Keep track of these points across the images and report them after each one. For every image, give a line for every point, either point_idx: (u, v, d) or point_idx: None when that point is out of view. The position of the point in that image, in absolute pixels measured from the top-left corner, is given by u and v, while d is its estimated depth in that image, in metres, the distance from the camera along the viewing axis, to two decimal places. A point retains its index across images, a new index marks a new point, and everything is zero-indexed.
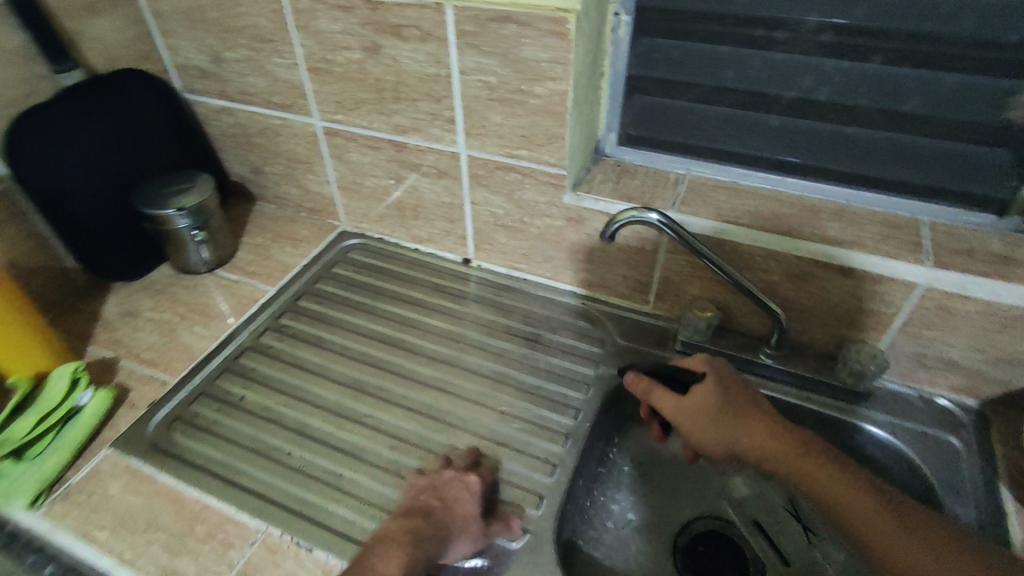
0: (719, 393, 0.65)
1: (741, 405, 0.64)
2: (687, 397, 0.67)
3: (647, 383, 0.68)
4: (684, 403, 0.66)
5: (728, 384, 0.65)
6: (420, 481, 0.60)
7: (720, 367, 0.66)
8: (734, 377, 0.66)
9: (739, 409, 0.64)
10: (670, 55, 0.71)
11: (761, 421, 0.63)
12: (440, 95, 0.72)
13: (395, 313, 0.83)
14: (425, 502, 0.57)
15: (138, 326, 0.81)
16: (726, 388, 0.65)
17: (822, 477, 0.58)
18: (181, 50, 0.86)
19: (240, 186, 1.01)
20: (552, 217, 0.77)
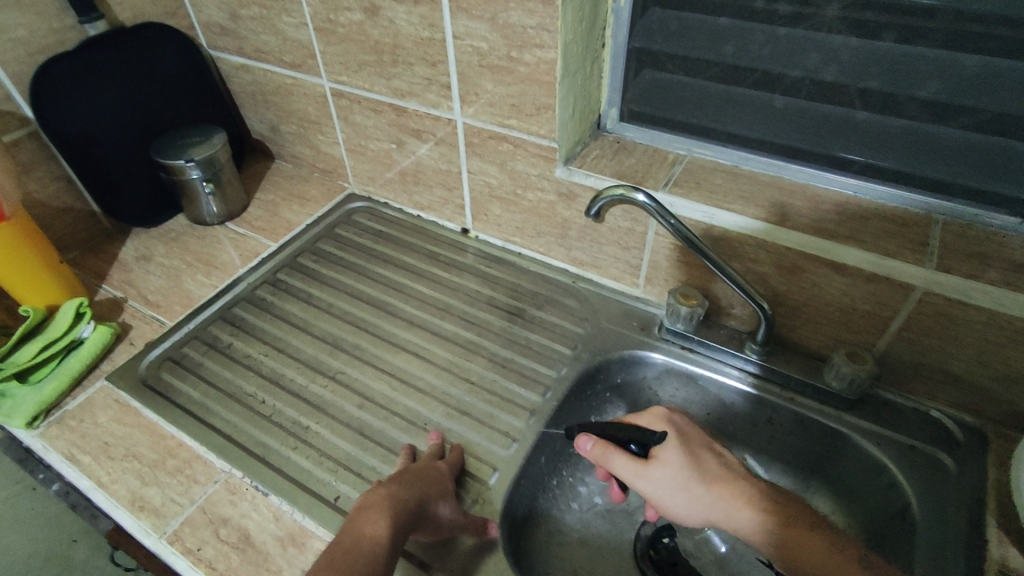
0: (685, 456, 0.55)
1: (713, 472, 0.54)
2: (649, 464, 0.56)
3: (602, 449, 0.57)
4: (646, 471, 0.55)
5: (693, 444, 0.56)
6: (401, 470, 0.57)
7: (680, 422, 0.58)
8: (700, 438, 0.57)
9: (710, 471, 0.55)
10: (669, 28, 0.69)
11: (731, 485, 0.54)
12: (435, 60, 0.72)
13: (386, 277, 0.84)
14: (411, 485, 0.55)
15: (150, 270, 0.86)
16: (690, 449, 0.56)
17: (806, 550, 0.49)
18: (203, 7, 0.88)
19: (260, 144, 1.04)
20: (543, 190, 0.76)
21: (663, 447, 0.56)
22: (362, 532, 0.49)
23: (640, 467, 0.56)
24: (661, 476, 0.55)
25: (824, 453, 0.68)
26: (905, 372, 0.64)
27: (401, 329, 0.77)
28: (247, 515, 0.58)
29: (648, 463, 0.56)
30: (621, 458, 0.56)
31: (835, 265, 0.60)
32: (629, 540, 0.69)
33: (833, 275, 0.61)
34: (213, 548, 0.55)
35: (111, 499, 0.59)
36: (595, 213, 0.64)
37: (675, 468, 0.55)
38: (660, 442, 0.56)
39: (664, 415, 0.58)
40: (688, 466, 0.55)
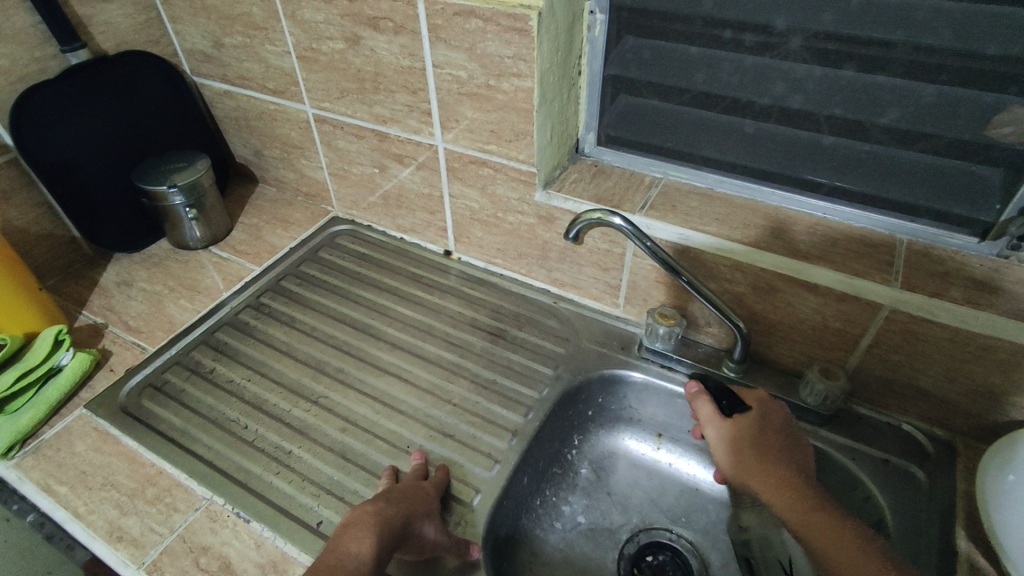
0: (756, 431, 0.60)
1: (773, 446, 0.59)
2: (724, 424, 0.61)
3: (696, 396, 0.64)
4: (719, 428, 0.61)
5: (775, 424, 0.60)
6: (388, 490, 0.57)
7: (773, 405, 0.61)
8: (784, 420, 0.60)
9: (769, 445, 0.59)
10: (642, 56, 0.70)
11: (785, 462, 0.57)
12: (416, 87, 0.73)
13: (369, 300, 0.85)
14: (402, 503, 0.55)
15: (131, 295, 0.86)
16: (767, 428, 0.60)
17: (827, 535, 0.52)
18: (187, 35, 0.89)
19: (244, 168, 1.05)
20: (523, 213, 0.77)
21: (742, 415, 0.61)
22: (346, 549, 0.49)
23: (716, 422, 0.62)
24: (724, 438, 0.61)
25: None
26: (876, 388, 0.66)
27: (384, 352, 0.77)
28: (228, 543, 0.58)
29: (724, 419, 0.61)
30: (706, 407, 0.63)
31: (807, 284, 0.62)
32: (612, 559, 0.69)
33: (805, 295, 0.63)
34: None
35: (89, 529, 0.58)
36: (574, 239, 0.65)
37: (740, 437, 0.60)
38: (745, 409, 0.61)
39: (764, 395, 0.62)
40: (747, 441, 0.59)
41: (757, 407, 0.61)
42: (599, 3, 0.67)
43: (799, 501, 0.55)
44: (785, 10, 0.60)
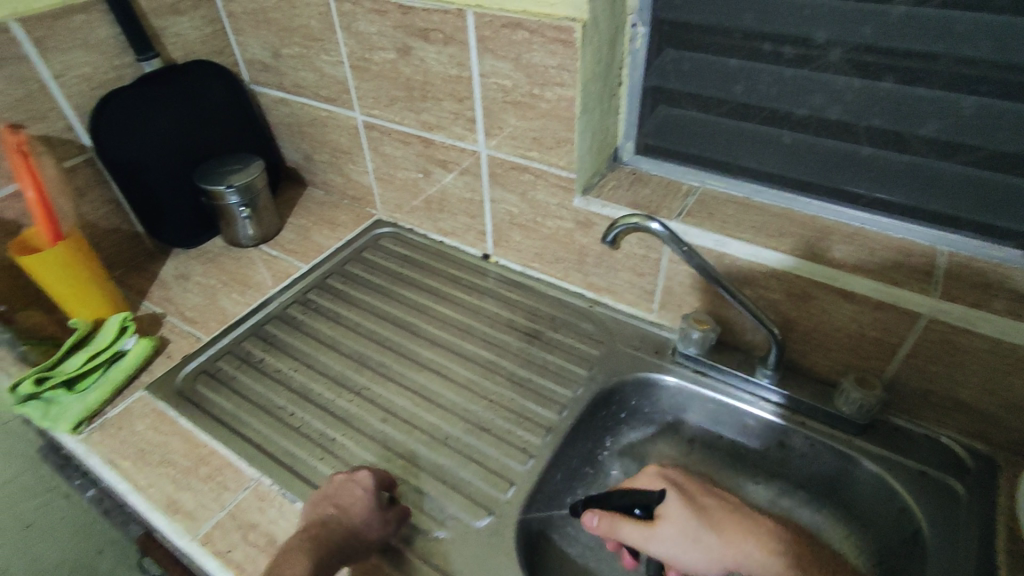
0: (689, 509, 0.58)
1: (716, 521, 0.58)
2: (655, 525, 0.58)
3: (609, 518, 0.60)
4: (656, 532, 0.58)
5: (692, 495, 0.60)
6: (320, 508, 0.57)
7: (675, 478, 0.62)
8: (697, 488, 0.61)
9: (710, 518, 0.58)
10: (682, 67, 0.72)
11: (735, 524, 0.58)
12: (462, 96, 0.77)
13: (410, 299, 0.88)
14: (337, 524, 0.55)
15: (187, 288, 0.91)
16: (690, 498, 0.60)
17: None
18: (248, 46, 0.95)
19: (294, 172, 1.10)
20: (562, 218, 0.80)
21: (666, 504, 0.59)
22: None
23: (652, 531, 0.58)
24: (671, 537, 0.58)
25: (835, 476, 0.69)
26: (913, 399, 0.66)
27: (424, 349, 0.80)
28: (274, 521, 0.61)
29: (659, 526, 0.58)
30: (627, 526, 0.59)
31: (843, 292, 0.63)
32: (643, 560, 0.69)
33: (841, 303, 0.64)
34: (242, 551, 0.58)
35: (148, 501, 0.62)
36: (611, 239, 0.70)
37: (683, 524, 0.58)
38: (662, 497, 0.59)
39: (659, 474, 0.62)
40: (692, 517, 0.58)
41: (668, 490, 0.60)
42: (642, 16, 0.69)
43: (777, 558, 0.56)
44: (826, 22, 0.61)
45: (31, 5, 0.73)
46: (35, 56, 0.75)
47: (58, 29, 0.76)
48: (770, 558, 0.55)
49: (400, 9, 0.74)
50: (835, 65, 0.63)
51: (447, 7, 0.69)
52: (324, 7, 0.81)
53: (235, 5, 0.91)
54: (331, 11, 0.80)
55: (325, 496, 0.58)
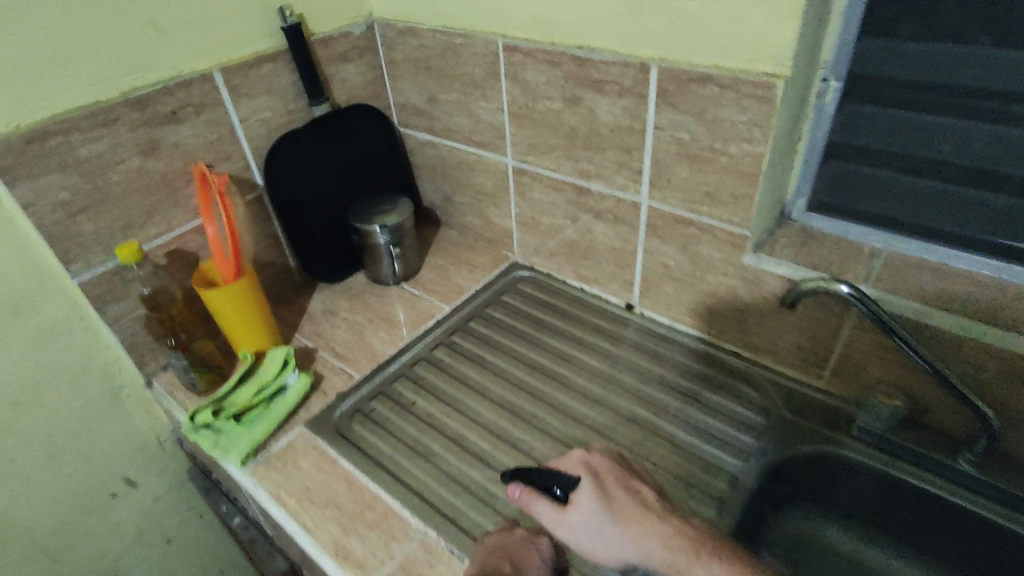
0: (599, 498, 0.57)
1: (620, 512, 0.56)
2: (567, 510, 0.58)
3: (528, 495, 0.60)
4: (564, 517, 0.57)
5: (606, 486, 0.58)
6: (495, 549, 0.58)
7: (597, 465, 0.59)
8: (614, 478, 0.59)
9: (620, 509, 0.57)
10: (876, 124, 0.67)
11: (639, 516, 0.56)
12: (631, 147, 0.75)
13: (555, 347, 0.87)
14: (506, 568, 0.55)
15: (336, 323, 0.93)
16: (602, 489, 0.58)
17: None
18: (403, 91, 0.98)
19: (430, 212, 1.12)
20: (726, 275, 0.76)
21: (578, 490, 0.57)
22: None
23: (560, 516, 0.58)
24: (581, 526, 0.57)
25: None
26: None
27: (575, 402, 0.78)
28: None
29: (566, 511, 0.57)
30: (545, 506, 0.59)
31: None
32: None
33: None
34: None
35: (318, 544, 0.63)
36: (790, 301, 0.68)
37: (591, 514, 0.56)
38: (574, 484, 0.58)
39: (583, 459, 0.60)
40: (602, 511, 0.56)
41: (583, 478, 0.58)
42: (836, 71, 0.66)
43: (681, 555, 0.53)
44: None
45: (222, 57, 0.79)
46: (228, 102, 0.81)
47: (251, 78, 0.82)
48: (672, 553, 0.53)
49: (576, 61, 0.74)
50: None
51: (630, 60, 0.69)
52: (492, 56, 0.82)
53: (397, 53, 0.95)
54: (499, 60, 0.82)
55: (500, 547, 0.59)
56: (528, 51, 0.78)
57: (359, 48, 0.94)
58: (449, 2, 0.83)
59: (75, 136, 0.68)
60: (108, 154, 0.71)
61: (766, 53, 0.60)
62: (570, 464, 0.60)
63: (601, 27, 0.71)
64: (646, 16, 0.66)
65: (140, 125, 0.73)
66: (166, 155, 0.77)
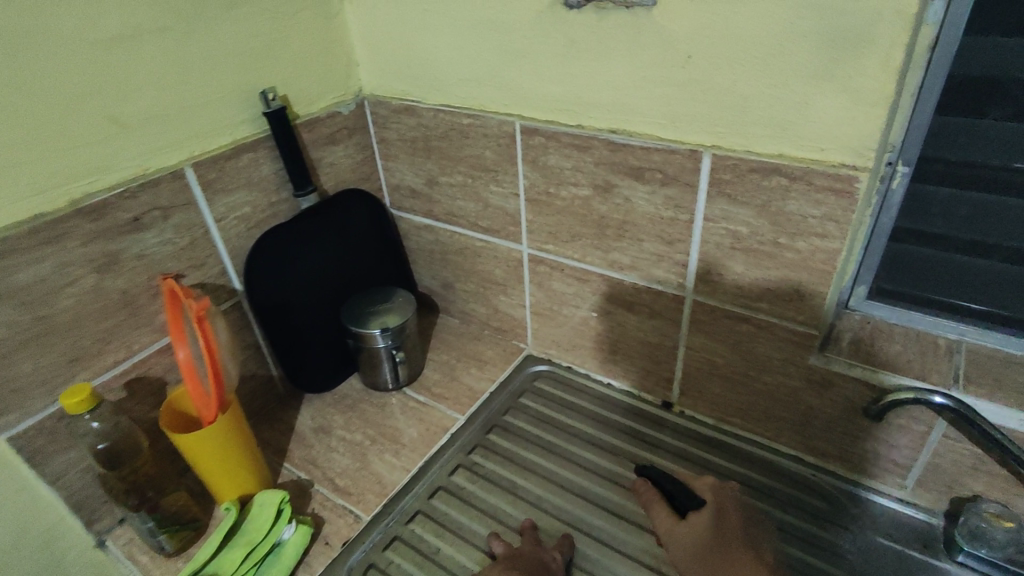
0: (711, 526, 0.61)
1: (729, 541, 0.60)
2: (680, 522, 0.63)
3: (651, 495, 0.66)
4: (675, 525, 0.63)
5: (727, 517, 0.62)
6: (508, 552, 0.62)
7: (728, 500, 0.63)
8: (738, 515, 0.62)
9: (727, 542, 0.60)
10: (956, 212, 0.61)
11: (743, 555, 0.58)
12: (673, 238, 0.67)
13: (592, 462, 0.76)
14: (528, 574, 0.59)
15: (332, 444, 0.79)
16: (721, 522, 0.61)
17: None
18: (398, 172, 0.88)
19: (427, 298, 1.01)
20: (787, 375, 0.68)
21: (698, 512, 0.62)
22: None
23: (672, 521, 0.63)
24: (683, 539, 0.62)
25: None
26: None
27: (628, 533, 0.67)
28: None
29: (681, 521, 0.63)
30: (662, 509, 0.65)
31: None
32: None
33: None
34: None
35: None
36: (877, 413, 0.60)
37: (698, 534, 0.61)
38: (701, 504, 0.63)
39: (718, 489, 0.64)
40: (710, 539, 0.60)
41: (710, 501, 0.63)
42: (905, 155, 0.58)
43: None
44: None
45: (196, 148, 0.67)
46: (202, 201, 0.69)
47: (228, 171, 0.70)
48: None
49: (609, 145, 0.66)
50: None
51: (676, 146, 0.62)
52: (507, 138, 0.74)
53: (391, 132, 0.85)
54: (515, 142, 0.73)
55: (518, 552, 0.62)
56: (550, 134, 0.70)
57: (348, 128, 0.84)
58: (456, 80, 0.75)
59: (13, 260, 0.55)
60: (56, 277, 0.58)
61: (843, 142, 0.53)
62: (706, 487, 0.65)
63: (638, 110, 0.63)
64: (695, 100, 0.59)
65: (96, 238, 0.60)
66: (129, 270, 0.64)
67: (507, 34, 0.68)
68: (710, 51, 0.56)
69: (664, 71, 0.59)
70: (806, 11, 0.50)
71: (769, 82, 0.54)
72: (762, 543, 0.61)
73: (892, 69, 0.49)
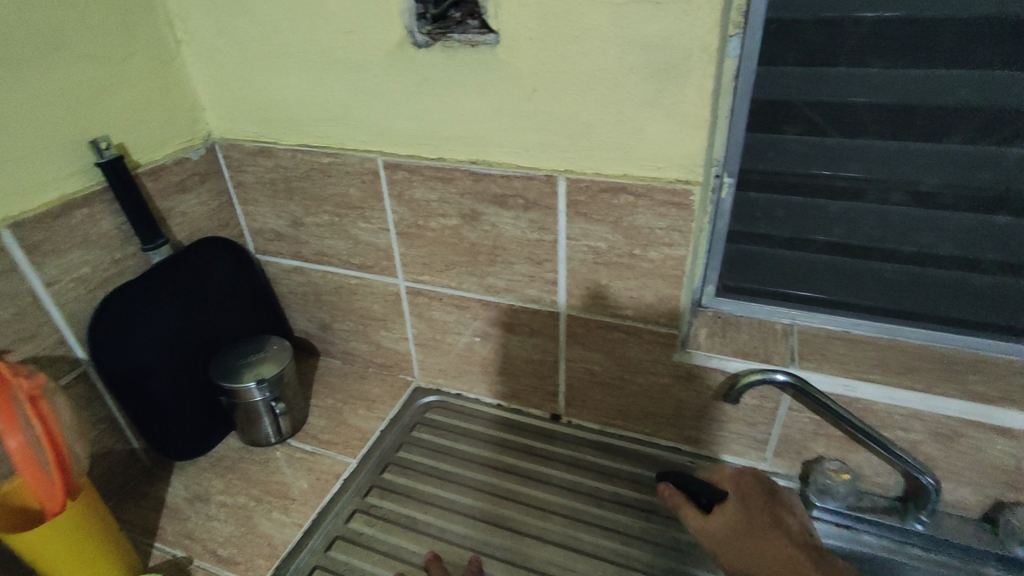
0: (740, 511, 0.62)
1: (759, 524, 0.60)
2: (709, 518, 0.63)
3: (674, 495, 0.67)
4: (707, 523, 0.63)
5: (753, 499, 0.62)
6: None
7: (750, 483, 0.64)
8: (760, 496, 0.63)
9: (756, 522, 0.61)
10: (774, 214, 0.70)
11: (771, 535, 0.59)
12: (541, 259, 0.71)
13: (492, 484, 0.77)
14: None
15: (210, 513, 0.73)
16: (750, 505, 0.62)
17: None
18: (259, 216, 0.84)
19: (306, 342, 0.97)
20: (657, 373, 0.74)
21: (723, 503, 0.63)
22: None
23: (699, 518, 0.64)
24: (716, 533, 0.62)
25: None
26: None
27: (532, 549, 0.68)
28: None
29: (708, 516, 0.63)
30: (686, 507, 0.65)
31: (999, 428, 0.61)
32: None
33: (996, 439, 0.61)
34: None
35: None
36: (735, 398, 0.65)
37: (730, 524, 0.62)
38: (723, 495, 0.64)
39: (738, 475, 0.65)
40: (738, 523, 0.61)
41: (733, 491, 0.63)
42: (728, 168, 0.67)
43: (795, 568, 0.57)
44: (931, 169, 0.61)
45: (11, 208, 0.60)
46: (26, 265, 0.62)
47: (57, 230, 0.64)
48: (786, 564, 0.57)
49: (471, 176, 0.69)
50: (960, 206, 0.63)
51: (533, 173, 0.66)
52: (371, 175, 0.74)
53: (247, 176, 0.81)
54: (379, 178, 0.74)
55: None
56: (414, 168, 0.71)
57: (200, 174, 0.79)
58: (312, 119, 0.74)
59: None
60: None
61: (676, 161, 0.60)
62: (725, 478, 0.65)
63: (496, 142, 0.67)
64: (545, 130, 0.64)
65: None
66: None
67: (359, 73, 0.68)
68: (553, 84, 0.61)
69: (515, 104, 0.63)
70: (630, 49, 0.56)
71: (607, 111, 0.60)
72: (787, 511, 0.62)
73: (706, 95, 0.56)
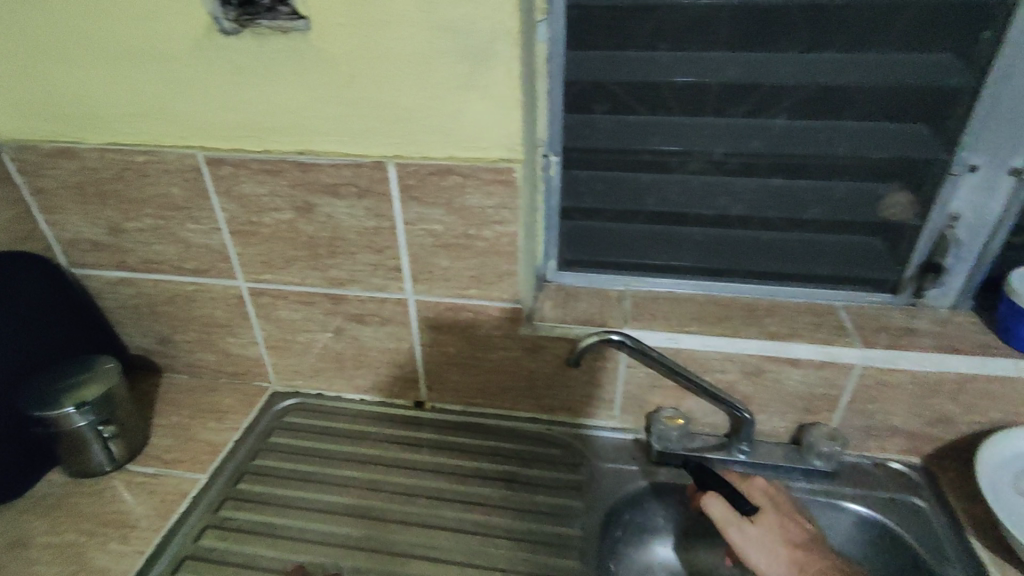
0: (776, 522, 0.66)
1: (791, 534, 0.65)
2: (746, 522, 0.66)
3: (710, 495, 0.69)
4: (744, 526, 0.66)
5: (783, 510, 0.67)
6: None
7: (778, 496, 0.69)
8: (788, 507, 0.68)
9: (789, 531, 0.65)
10: (596, 188, 0.76)
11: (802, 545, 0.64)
12: (382, 246, 0.72)
13: (356, 478, 0.76)
14: None
15: (31, 557, 0.66)
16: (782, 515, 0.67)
17: None
18: (69, 225, 0.77)
19: (144, 360, 0.90)
20: (507, 348, 0.76)
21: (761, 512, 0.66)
22: None
23: (733, 519, 0.66)
24: (753, 537, 0.65)
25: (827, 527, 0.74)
26: (861, 435, 0.74)
27: (396, 533, 0.68)
28: None
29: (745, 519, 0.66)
30: (720, 504, 0.67)
31: (790, 360, 0.71)
32: None
33: (790, 370, 0.71)
34: None
35: None
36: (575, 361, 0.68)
37: (767, 532, 0.65)
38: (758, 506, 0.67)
39: (766, 489, 0.69)
40: (772, 532, 0.65)
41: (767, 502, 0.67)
42: (553, 148, 0.72)
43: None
44: (719, 139, 0.69)
45: None
46: None
47: None
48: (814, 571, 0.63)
49: (300, 166, 0.68)
50: (745, 171, 0.71)
51: (362, 160, 0.67)
52: (193, 172, 0.70)
53: (48, 181, 0.74)
54: (202, 175, 0.70)
55: None
56: (239, 162, 0.69)
57: None
58: (116, 116, 0.68)
59: None
60: None
61: (498, 141, 0.63)
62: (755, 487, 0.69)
63: (321, 131, 0.66)
64: (369, 116, 0.64)
65: None
66: None
67: (164, 64, 0.64)
68: (371, 71, 0.61)
69: (336, 92, 0.63)
70: (440, 34, 0.58)
71: (426, 95, 0.62)
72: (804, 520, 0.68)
73: (513, 76, 0.59)
